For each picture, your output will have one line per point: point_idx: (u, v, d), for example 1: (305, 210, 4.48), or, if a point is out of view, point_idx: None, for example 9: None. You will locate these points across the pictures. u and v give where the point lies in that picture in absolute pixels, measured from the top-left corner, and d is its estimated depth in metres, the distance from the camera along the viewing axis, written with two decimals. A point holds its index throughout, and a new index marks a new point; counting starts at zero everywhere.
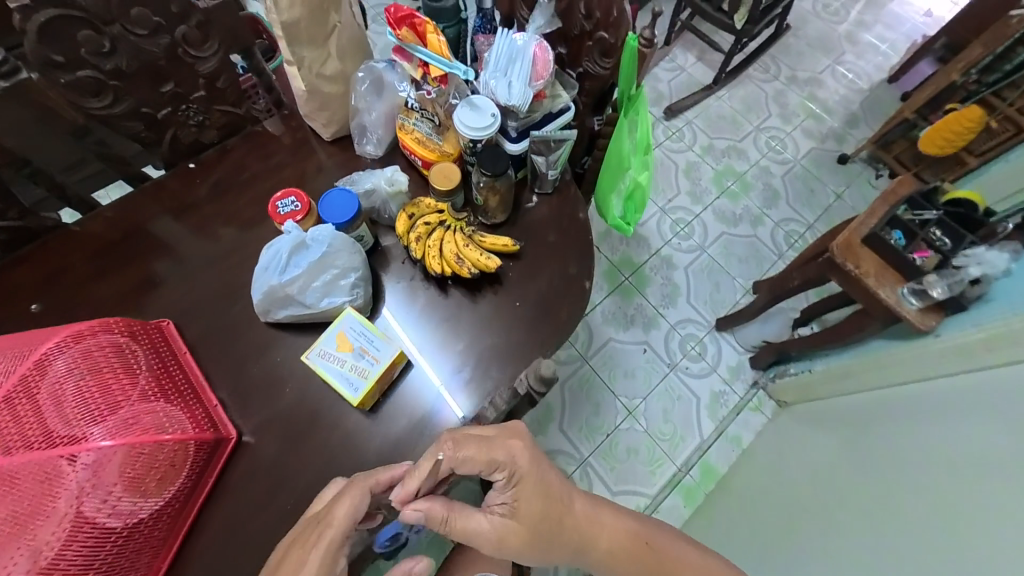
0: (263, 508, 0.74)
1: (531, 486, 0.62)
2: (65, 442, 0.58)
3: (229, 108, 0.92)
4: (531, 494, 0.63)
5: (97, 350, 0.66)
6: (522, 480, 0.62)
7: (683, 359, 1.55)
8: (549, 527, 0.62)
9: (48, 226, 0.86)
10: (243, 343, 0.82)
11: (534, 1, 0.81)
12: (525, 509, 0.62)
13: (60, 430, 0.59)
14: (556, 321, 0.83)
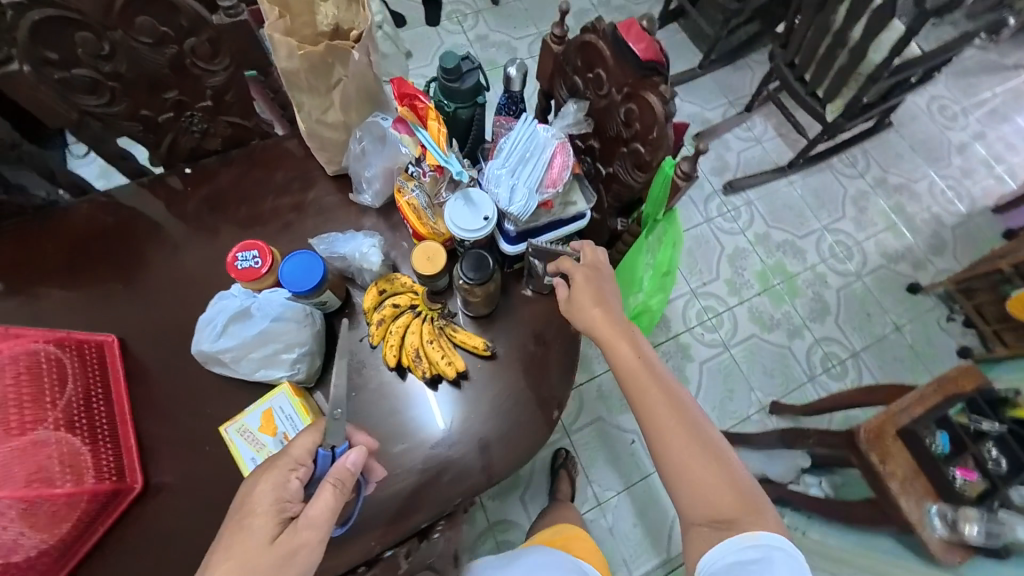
0: (156, 563, 0.72)
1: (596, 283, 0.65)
2: None
3: (235, 120, 0.86)
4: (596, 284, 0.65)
5: (12, 385, 0.64)
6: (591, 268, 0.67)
7: None
8: (601, 299, 0.65)
9: (34, 206, 0.85)
10: (186, 381, 0.79)
11: (576, 87, 0.70)
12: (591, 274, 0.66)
13: None
14: (509, 450, 0.73)
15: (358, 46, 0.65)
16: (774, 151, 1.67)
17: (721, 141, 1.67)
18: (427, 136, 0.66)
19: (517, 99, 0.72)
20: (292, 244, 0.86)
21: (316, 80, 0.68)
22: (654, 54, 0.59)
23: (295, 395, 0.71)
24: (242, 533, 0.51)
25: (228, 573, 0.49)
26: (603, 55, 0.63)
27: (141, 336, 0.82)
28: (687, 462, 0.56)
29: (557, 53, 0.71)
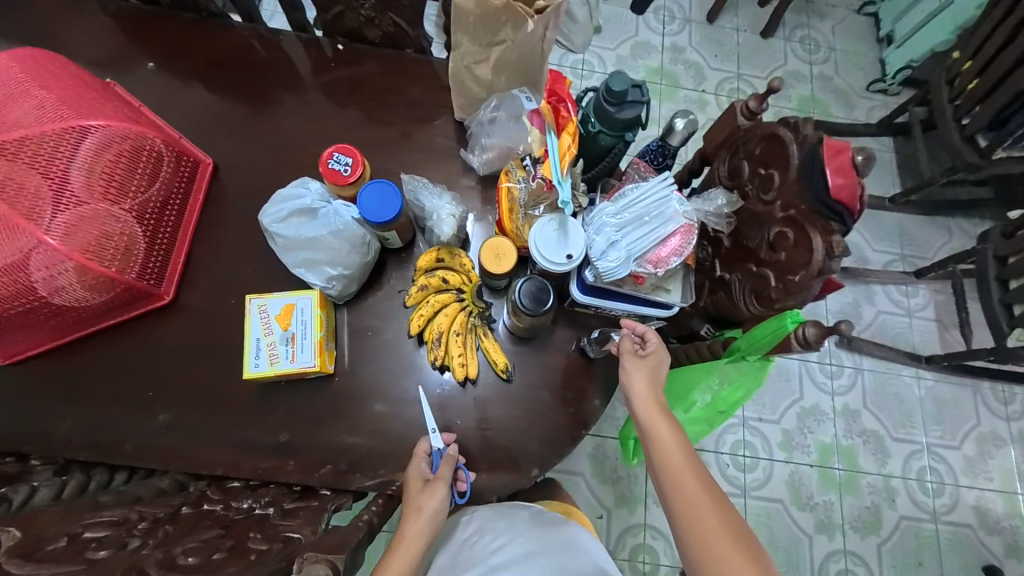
0: (126, 361, 0.75)
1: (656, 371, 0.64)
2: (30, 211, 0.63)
3: (399, 21, 0.90)
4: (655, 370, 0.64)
5: (112, 159, 0.70)
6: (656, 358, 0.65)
7: (623, 564, 1.14)
8: (655, 372, 0.64)
9: (207, 11, 0.92)
10: (240, 226, 0.84)
11: (736, 177, 0.62)
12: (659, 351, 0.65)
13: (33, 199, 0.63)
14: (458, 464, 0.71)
15: (536, 19, 0.64)
16: (918, 334, 1.35)
17: (867, 290, 1.37)
18: (554, 147, 0.59)
19: (668, 152, 0.65)
20: (394, 164, 0.89)
21: (483, 30, 0.68)
22: (850, 198, 0.48)
23: (319, 307, 0.70)
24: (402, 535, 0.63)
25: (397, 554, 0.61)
26: (789, 162, 0.53)
27: (231, 172, 0.87)
28: (710, 534, 0.51)
29: (739, 129, 0.62)
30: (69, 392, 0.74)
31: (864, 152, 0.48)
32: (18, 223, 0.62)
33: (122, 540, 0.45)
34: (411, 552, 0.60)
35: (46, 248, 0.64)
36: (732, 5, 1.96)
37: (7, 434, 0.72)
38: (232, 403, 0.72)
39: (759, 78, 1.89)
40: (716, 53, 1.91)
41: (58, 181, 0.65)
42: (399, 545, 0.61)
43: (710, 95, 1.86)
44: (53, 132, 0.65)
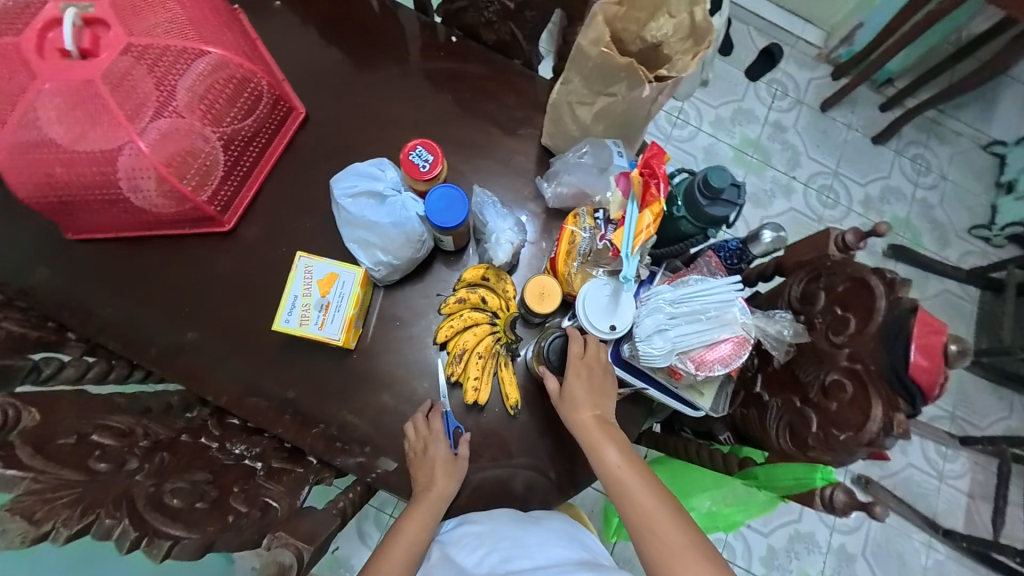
0: (174, 271, 0.80)
1: (586, 390, 0.63)
2: (132, 114, 0.68)
3: (517, 32, 0.91)
4: (586, 388, 0.63)
5: (219, 87, 0.75)
6: (590, 373, 0.63)
7: None
8: (576, 403, 0.63)
9: None
10: (311, 179, 0.87)
11: (806, 306, 0.63)
12: (573, 375, 0.63)
13: (138, 105, 0.69)
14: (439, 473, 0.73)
15: (654, 85, 0.65)
16: (944, 500, 1.26)
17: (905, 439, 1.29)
18: (633, 222, 0.59)
19: (745, 256, 0.68)
20: (469, 167, 0.90)
21: (597, 78, 0.68)
22: (928, 381, 0.48)
23: (360, 285, 0.73)
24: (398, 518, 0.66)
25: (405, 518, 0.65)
26: (871, 317, 0.54)
27: (318, 126, 0.90)
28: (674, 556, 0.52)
29: (827, 258, 0.62)
30: (116, 282, 0.79)
31: (959, 343, 0.48)
32: (120, 121, 0.68)
33: (123, 457, 0.47)
34: (433, 505, 0.67)
35: (136, 148, 0.69)
36: (851, 100, 1.87)
37: (54, 303, 0.77)
38: (256, 346, 0.76)
39: (854, 183, 1.80)
40: (818, 144, 1.83)
41: (166, 93, 0.70)
42: (421, 502, 0.67)
43: (798, 183, 1.79)
44: (175, 48, 0.70)
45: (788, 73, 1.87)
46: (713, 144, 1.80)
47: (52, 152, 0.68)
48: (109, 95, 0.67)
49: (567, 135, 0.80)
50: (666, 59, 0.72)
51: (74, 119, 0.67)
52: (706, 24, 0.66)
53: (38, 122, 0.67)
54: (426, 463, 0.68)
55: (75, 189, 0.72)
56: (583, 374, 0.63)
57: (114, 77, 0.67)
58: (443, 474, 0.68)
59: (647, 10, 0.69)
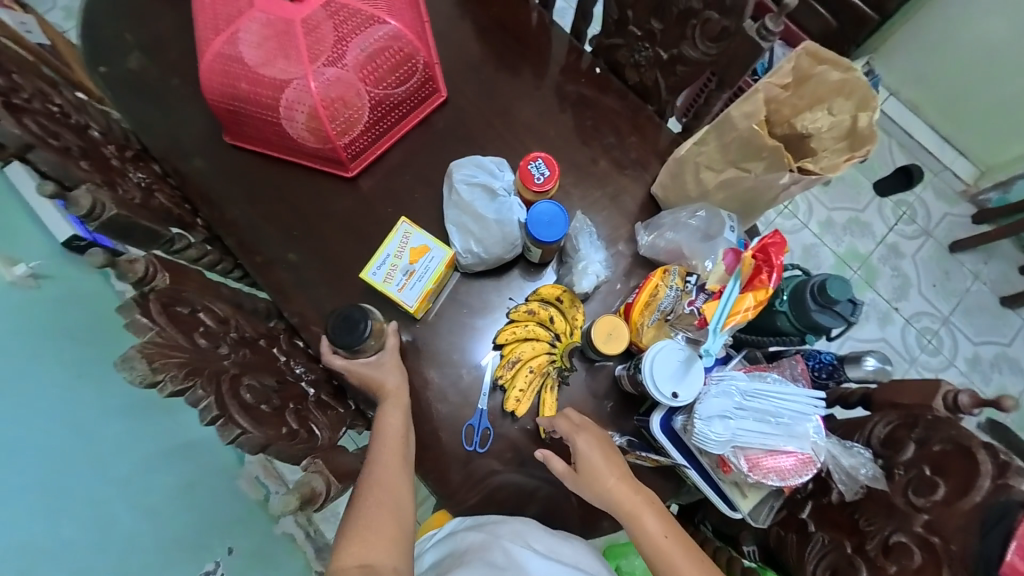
0: (295, 196, 0.89)
1: (600, 458, 0.62)
2: (314, 58, 0.79)
3: (660, 82, 0.93)
4: (599, 457, 0.62)
5: (387, 55, 0.84)
6: (595, 441, 0.63)
7: None
8: (601, 474, 0.61)
9: None
10: (433, 154, 0.93)
11: (890, 453, 0.57)
12: (586, 447, 0.63)
13: (322, 52, 0.79)
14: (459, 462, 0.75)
15: (795, 174, 0.64)
16: None
17: None
18: (729, 301, 0.58)
19: (837, 372, 0.67)
20: (576, 189, 0.92)
21: (736, 150, 0.68)
22: None
23: (445, 265, 0.77)
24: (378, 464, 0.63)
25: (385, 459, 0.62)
26: (967, 491, 0.48)
27: (455, 110, 0.96)
28: None
29: (930, 411, 0.57)
30: (247, 190, 0.89)
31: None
32: (301, 59, 0.78)
33: (219, 341, 0.54)
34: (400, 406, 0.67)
35: (305, 85, 0.79)
36: (988, 249, 1.70)
37: (195, 189, 0.88)
38: (339, 285, 0.83)
39: (964, 336, 1.64)
40: (934, 282, 1.68)
41: (344, 47, 0.80)
42: (388, 401, 0.67)
43: (899, 316, 1.64)
44: (366, 14, 0.81)
45: (923, 199, 1.73)
46: (817, 245, 1.70)
47: (243, 70, 0.79)
48: (301, 37, 0.78)
49: (681, 193, 0.79)
50: (812, 152, 0.70)
51: (268, 47, 0.78)
52: (869, 131, 0.65)
53: (239, 42, 0.79)
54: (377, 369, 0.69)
55: (248, 105, 0.83)
56: (589, 442, 0.63)
57: (309, 24, 0.78)
58: (393, 372, 0.69)
59: (808, 100, 0.68)
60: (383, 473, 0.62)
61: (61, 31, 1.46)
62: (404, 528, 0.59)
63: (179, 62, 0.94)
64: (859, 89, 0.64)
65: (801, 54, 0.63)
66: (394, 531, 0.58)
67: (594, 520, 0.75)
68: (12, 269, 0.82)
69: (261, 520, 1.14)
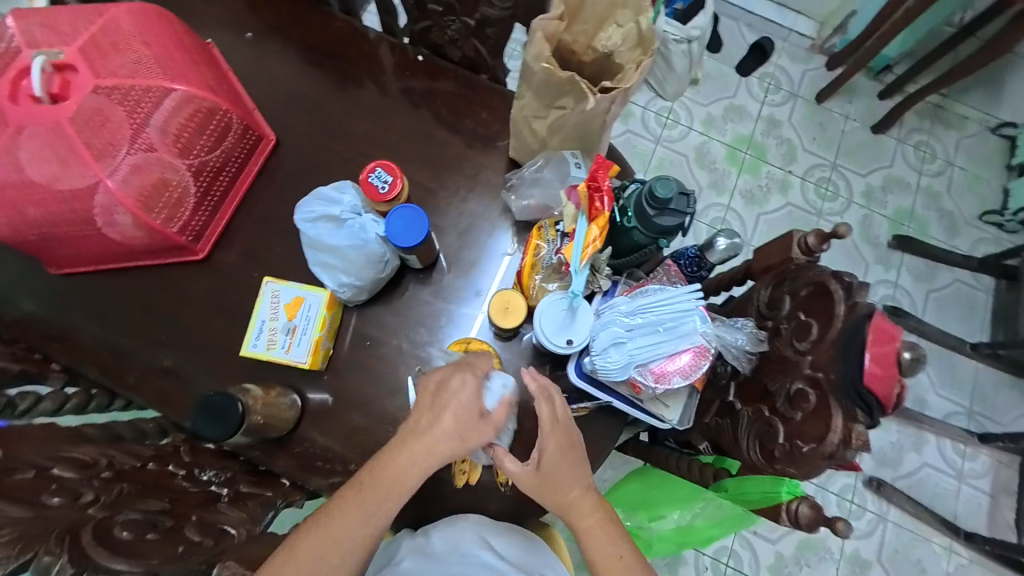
0: (154, 299, 0.82)
1: (560, 462, 0.56)
2: (97, 153, 0.71)
3: (481, 50, 0.92)
4: (559, 462, 0.56)
5: (187, 121, 0.77)
6: (560, 447, 0.57)
7: None
8: (563, 493, 0.56)
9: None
10: (285, 202, 0.89)
11: (772, 314, 0.61)
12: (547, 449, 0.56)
13: (104, 143, 0.71)
14: (417, 486, 0.74)
15: (600, 97, 0.63)
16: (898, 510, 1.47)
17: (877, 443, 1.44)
18: (581, 236, 0.58)
19: (704, 263, 0.68)
20: (439, 183, 0.90)
21: (545, 92, 0.68)
22: (886, 393, 0.45)
23: (324, 308, 0.76)
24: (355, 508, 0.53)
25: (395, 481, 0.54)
26: (831, 322, 0.52)
27: (292, 151, 0.91)
28: None
29: (792, 262, 0.61)
30: (98, 313, 0.81)
31: (913, 351, 0.44)
32: (87, 160, 0.70)
33: (80, 489, 0.49)
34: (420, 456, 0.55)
35: (106, 187, 0.72)
36: (848, 90, 1.83)
37: (42, 334, 0.80)
38: (236, 372, 0.78)
39: (854, 173, 1.77)
40: (814, 137, 1.79)
41: (135, 130, 0.72)
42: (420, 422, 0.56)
43: (795, 178, 1.75)
44: (140, 87, 0.72)
45: (781, 66, 1.83)
46: (705, 143, 1.77)
47: (26, 193, 0.71)
48: (78, 136, 0.70)
49: (530, 150, 0.80)
50: (618, 69, 0.70)
51: (47, 159, 0.70)
52: (650, 33, 0.64)
53: (12, 166, 0.70)
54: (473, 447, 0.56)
55: (52, 226, 0.74)
56: (557, 443, 0.57)
57: (81, 118, 0.70)
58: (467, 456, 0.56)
59: (595, 22, 0.68)
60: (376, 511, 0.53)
61: None
62: None
63: None
64: None
65: None
66: None
67: None
68: None
69: None
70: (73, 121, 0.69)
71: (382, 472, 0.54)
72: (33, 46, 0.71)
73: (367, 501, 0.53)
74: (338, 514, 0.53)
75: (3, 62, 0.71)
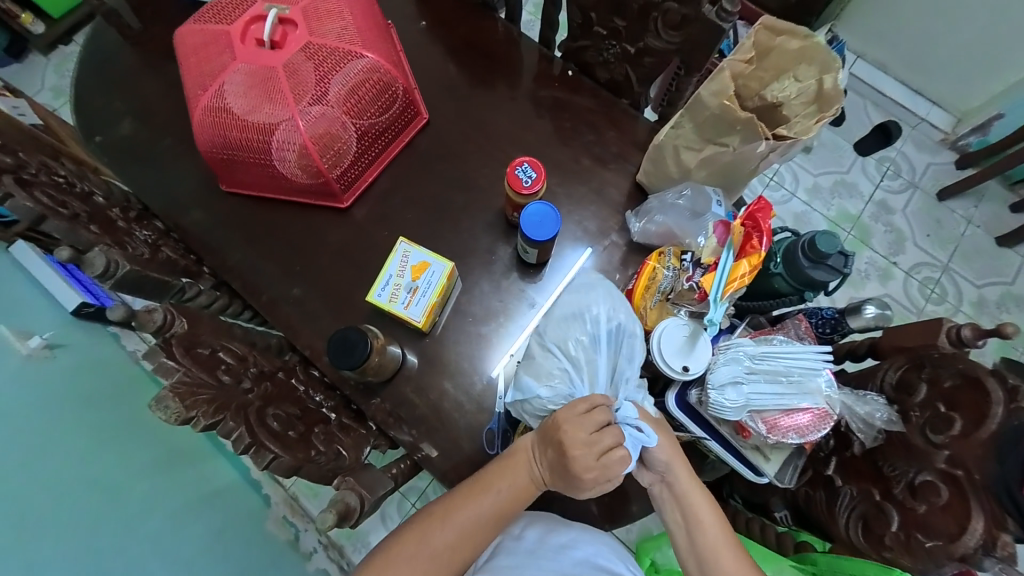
0: (290, 234, 0.92)
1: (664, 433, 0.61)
2: (293, 99, 0.82)
3: (631, 75, 0.96)
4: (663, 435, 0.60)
5: (366, 87, 0.87)
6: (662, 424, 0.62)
7: None
8: (678, 480, 0.60)
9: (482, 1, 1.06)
10: (420, 175, 0.96)
11: (902, 397, 0.59)
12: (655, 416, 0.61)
13: (300, 91, 0.82)
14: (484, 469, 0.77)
15: (771, 142, 0.66)
16: None
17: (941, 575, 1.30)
18: (726, 270, 0.63)
19: (840, 327, 0.65)
20: (563, 189, 0.95)
21: (711, 127, 0.71)
22: None
23: (446, 278, 0.81)
24: (440, 537, 0.57)
25: (480, 521, 0.58)
26: (982, 422, 0.49)
27: (438, 132, 0.99)
28: None
29: (936, 349, 0.58)
30: (244, 233, 0.92)
31: None
32: (285, 101, 0.82)
33: (241, 376, 0.59)
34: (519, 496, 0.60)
35: (291, 125, 0.83)
36: (977, 192, 1.71)
37: (198, 240, 0.92)
38: (349, 315, 0.86)
39: (967, 280, 1.65)
40: (928, 232, 1.69)
41: (323, 85, 0.83)
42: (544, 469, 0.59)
43: (899, 270, 1.66)
44: (342, 51, 0.85)
45: (905, 153, 1.75)
46: (807, 212, 1.72)
47: (227, 118, 0.83)
48: (284, 81, 0.82)
49: (666, 176, 0.82)
50: (784, 119, 0.72)
51: (250, 95, 0.83)
52: (836, 92, 0.67)
53: (225, 95, 0.83)
54: (574, 474, 0.55)
55: (233, 148, 0.86)
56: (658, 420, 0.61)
57: (289, 68, 0.83)
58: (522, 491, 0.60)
59: (773, 71, 0.71)
60: (482, 507, 0.58)
61: (55, 111, 1.60)
62: None
63: (170, 125, 0.99)
64: (819, 54, 0.67)
65: (759, 30, 0.67)
66: None
67: (623, 507, 0.76)
68: (28, 343, 0.94)
69: (293, 558, 1.18)
70: (283, 69, 0.82)
71: (492, 481, 0.59)
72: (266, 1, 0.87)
73: (452, 539, 0.57)
74: (449, 506, 0.59)
75: (240, 10, 0.86)
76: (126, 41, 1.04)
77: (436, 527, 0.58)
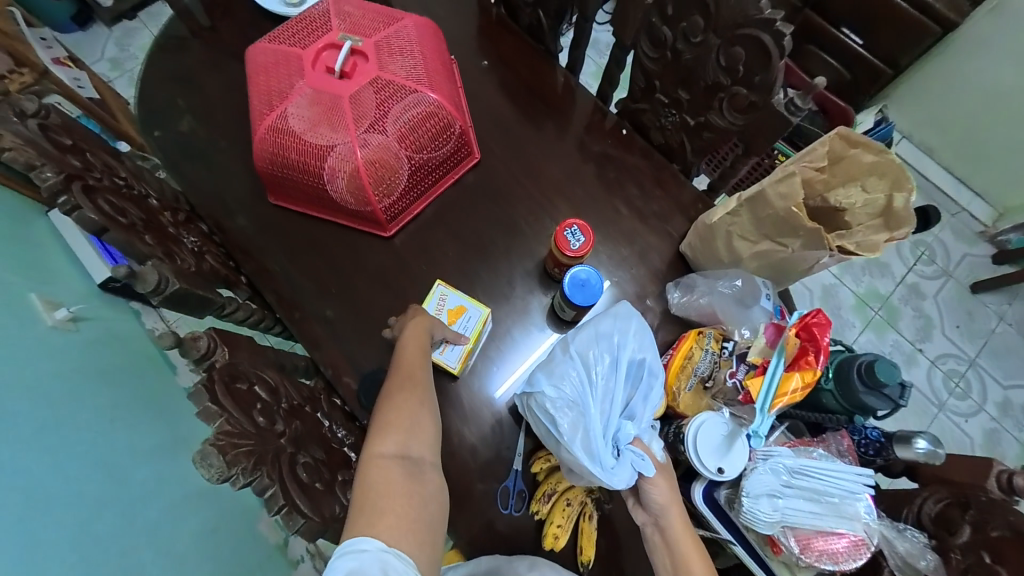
0: (328, 254, 0.92)
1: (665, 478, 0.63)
2: (354, 129, 0.83)
3: (686, 144, 0.96)
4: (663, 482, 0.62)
5: (425, 123, 0.88)
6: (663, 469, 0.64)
7: None
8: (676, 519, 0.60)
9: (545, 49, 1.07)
10: (464, 211, 0.97)
11: (942, 535, 0.57)
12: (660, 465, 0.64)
13: (362, 122, 0.84)
14: (495, 526, 0.76)
15: (835, 254, 0.66)
16: None
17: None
18: (777, 379, 0.62)
19: (884, 452, 0.63)
20: (605, 247, 0.94)
21: (773, 225, 0.70)
22: None
23: (481, 324, 0.83)
24: (397, 422, 0.62)
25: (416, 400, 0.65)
26: None
27: (487, 171, 1.00)
28: None
29: (983, 493, 0.56)
30: (283, 247, 0.93)
31: None
32: (345, 128, 0.83)
33: (274, 416, 0.58)
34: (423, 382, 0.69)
35: (348, 153, 0.84)
36: (1012, 290, 1.67)
37: (239, 247, 0.92)
38: (375, 345, 0.86)
39: (994, 379, 1.60)
40: (958, 324, 1.66)
41: (384, 118, 0.84)
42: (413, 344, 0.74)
43: (924, 358, 1.62)
44: (408, 87, 0.86)
45: (942, 240, 1.72)
46: (837, 285, 1.69)
47: (288, 140, 0.85)
48: (348, 109, 0.84)
49: (714, 258, 0.81)
50: (846, 225, 0.72)
51: (312, 119, 0.84)
52: (907, 212, 0.65)
53: (288, 116, 0.84)
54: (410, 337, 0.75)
55: (287, 168, 0.87)
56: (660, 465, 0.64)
57: (355, 98, 0.84)
58: (422, 363, 0.70)
59: (842, 177, 0.70)
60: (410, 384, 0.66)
61: (110, 83, 1.64)
62: (417, 508, 0.56)
63: (227, 129, 1.01)
64: (893, 170, 0.66)
65: (834, 137, 0.67)
66: (407, 500, 0.56)
67: None
68: (56, 314, 0.94)
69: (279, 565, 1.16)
70: (348, 99, 0.84)
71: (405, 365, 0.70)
72: (341, 30, 0.89)
73: (405, 424, 0.62)
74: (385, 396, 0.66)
75: (314, 36, 0.88)
76: (196, 40, 1.07)
77: (385, 423, 0.62)
